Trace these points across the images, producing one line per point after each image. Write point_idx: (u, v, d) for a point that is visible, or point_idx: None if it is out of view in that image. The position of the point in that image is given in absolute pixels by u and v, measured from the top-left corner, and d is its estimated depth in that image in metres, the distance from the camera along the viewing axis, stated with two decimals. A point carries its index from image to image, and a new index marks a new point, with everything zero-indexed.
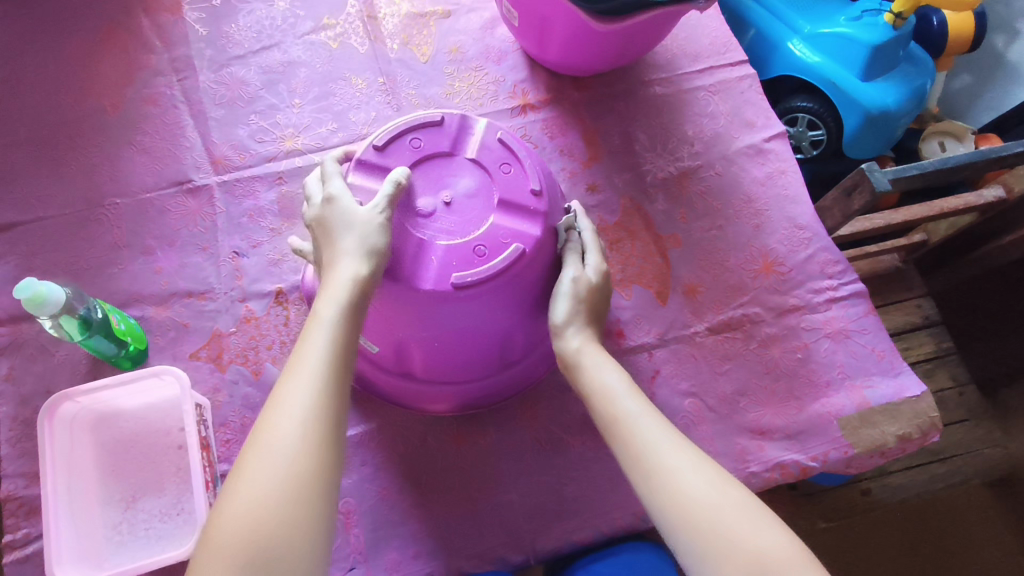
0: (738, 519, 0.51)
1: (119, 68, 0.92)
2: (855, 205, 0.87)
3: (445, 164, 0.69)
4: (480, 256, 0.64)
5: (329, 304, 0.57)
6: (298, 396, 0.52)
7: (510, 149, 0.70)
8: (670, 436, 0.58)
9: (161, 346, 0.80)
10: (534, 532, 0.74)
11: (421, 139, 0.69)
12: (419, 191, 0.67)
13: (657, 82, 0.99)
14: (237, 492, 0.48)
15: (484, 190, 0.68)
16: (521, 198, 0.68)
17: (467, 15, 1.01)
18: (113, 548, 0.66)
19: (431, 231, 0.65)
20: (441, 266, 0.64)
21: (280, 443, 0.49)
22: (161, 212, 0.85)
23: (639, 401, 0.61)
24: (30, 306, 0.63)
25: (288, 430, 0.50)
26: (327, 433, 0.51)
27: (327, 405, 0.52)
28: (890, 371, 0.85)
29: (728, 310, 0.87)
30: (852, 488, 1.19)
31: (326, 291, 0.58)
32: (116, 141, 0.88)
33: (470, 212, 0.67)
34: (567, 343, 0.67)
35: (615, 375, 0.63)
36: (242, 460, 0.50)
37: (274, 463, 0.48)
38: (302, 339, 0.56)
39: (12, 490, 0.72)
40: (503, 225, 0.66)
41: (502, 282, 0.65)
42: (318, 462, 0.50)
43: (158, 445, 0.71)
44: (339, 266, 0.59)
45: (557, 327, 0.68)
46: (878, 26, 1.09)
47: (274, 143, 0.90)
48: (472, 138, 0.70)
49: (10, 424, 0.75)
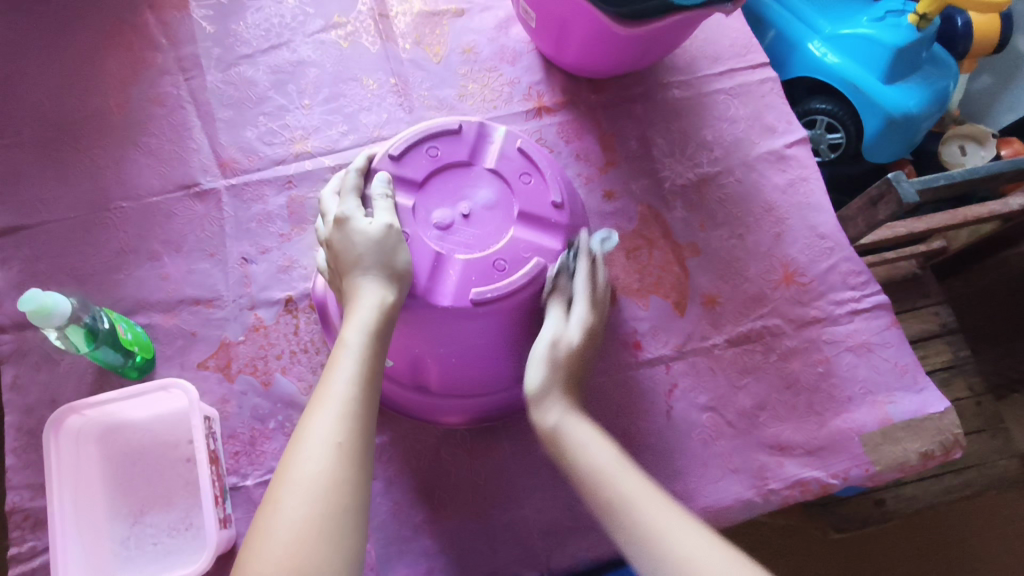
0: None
1: (123, 66, 0.90)
2: (881, 215, 0.85)
3: (463, 174, 0.67)
4: (501, 270, 0.63)
5: (356, 332, 0.56)
6: (327, 427, 0.51)
7: (530, 159, 0.68)
8: (676, 514, 0.53)
9: (168, 355, 0.78)
10: (549, 549, 0.72)
11: (439, 148, 0.68)
12: (436, 202, 0.66)
13: (676, 85, 0.97)
14: (269, 527, 0.47)
15: (503, 201, 0.67)
16: (542, 211, 0.67)
17: (482, 14, 0.98)
18: (121, 564, 0.65)
19: (450, 244, 0.64)
20: (460, 281, 0.63)
21: (311, 476, 0.49)
22: (168, 215, 0.83)
23: (632, 473, 0.56)
24: (35, 318, 0.61)
25: (318, 462, 0.49)
26: (358, 464, 0.51)
27: (356, 435, 0.52)
28: (913, 386, 0.83)
29: (747, 321, 0.85)
30: (866, 498, 1.11)
31: (350, 318, 0.57)
32: (121, 142, 0.86)
33: (490, 225, 0.65)
34: (544, 416, 0.61)
35: (597, 449, 0.58)
36: (273, 494, 0.49)
37: (305, 496, 0.48)
38: (329, 367, 0.56)
39: (17, 502, 0.70)
40: (524, 238, 0.65)
41: (523, 298, 0.64)
42: (349, 495, 0.49)
43: (167, 457, 0.69)
44: (362, 291, 0.58)
45: (533, 395, 0.62)
46: (901, 28, 1.06)
47: (284, 146, 0.88)
48: (491, 147, 0.69)
49: (15, 434, 0.73)
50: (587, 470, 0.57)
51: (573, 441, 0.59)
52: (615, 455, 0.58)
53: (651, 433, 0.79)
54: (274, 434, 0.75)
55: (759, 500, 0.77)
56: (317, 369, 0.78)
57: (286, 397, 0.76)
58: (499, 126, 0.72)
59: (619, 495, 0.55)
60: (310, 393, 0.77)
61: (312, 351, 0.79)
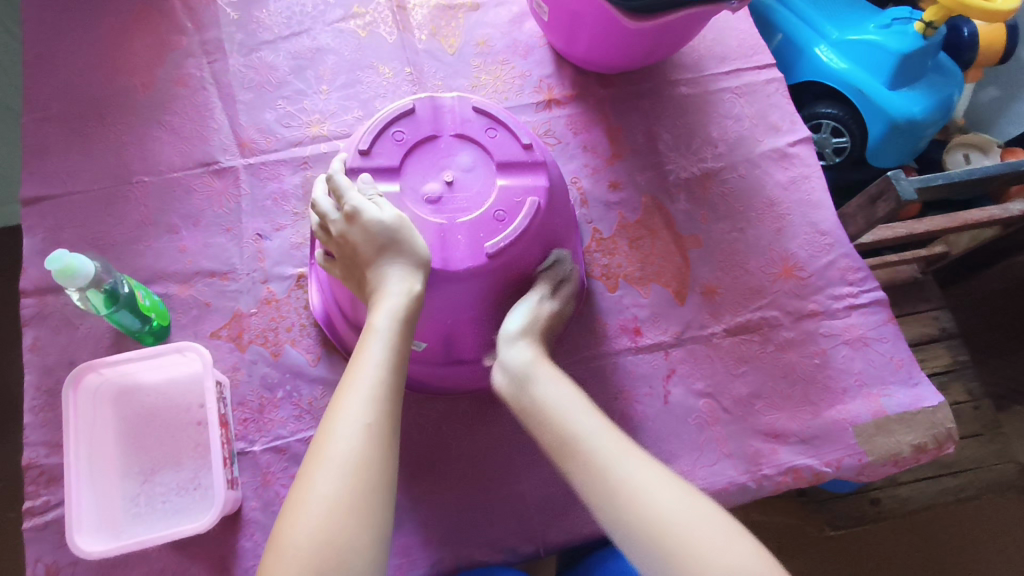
0: (713, 519, 0.51)
1: (150, 47, 0.93)
2: (880, 213, 0.87)
3: (434, 148, 0.70)
4: (503, 221, 0.67)
5: (383, 316, 0.59)
6: (358, 407, 0.54)
7: (487, 113, 0.71)
8: (637, 454, 0.55)
9: (183, 324, 0.81)
10: (544, 523, 0.74)
11: (403, 131, 0.70)
12: (421, 178, 0.69)
13: (683, 82, 0.99)
14: (305, 500, 0.51)
15: (481, 159, 0.70)
16: (517, 155, 0.70)
17: (496, 9, 1.01)
18: (130, 520, 0.67)
19: (448, 211, 0.67)
20: (469, 239, 0.66)
21: (344, 454, 0.52)
22: (187, 191, 0.86)
23: (597, 420, 0.58)
24: (61, 277, 0.64)
25: (351, 442, 0.52)
26: (387, 445, 0.54)
27: (385, 417, 0.54)
28: (907, 380, 0.84)
29: (746, 312, 0.87)
30: (862, 497, 1.14)
31: (379, 305, 0.60)
32: (145, 119, 0.89)
33: (476, 185, 0.68)
34: (517, 355, 0.64)
35: (557, 388, 0.60)
36: (308, 470, 0.52)
37: (338, 473, 0.51)
38: (359, 351, 0.58)
39: (33, 458, 0.73)
40: (511, 185, 0.69)
41: (526, 239, 0.68)
42: (379, 474, 0.52)
43: (179, 420, 0.72)
44: (389, 280, 0.61)
45: (507, 336, 0.65)
46: (908, 34, 1.09)
47: (301, 128, 0.91)
48: (448, 115, 0.71)
49: (34, 393, 0.76)
50: (548, 407, 0.59)
51: (543, 389, 0.61)
52: (572, 394, 0.60)
53: (647, 415, 0.81)
54: (281, 404, 0.77)
55: (752, 485, 0.79)
56: (325, 341, 0.81)
57: (294, 367, 0.79)
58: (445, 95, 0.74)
59: (580, 434, 0.56)
60: (317, 365, 0.79)
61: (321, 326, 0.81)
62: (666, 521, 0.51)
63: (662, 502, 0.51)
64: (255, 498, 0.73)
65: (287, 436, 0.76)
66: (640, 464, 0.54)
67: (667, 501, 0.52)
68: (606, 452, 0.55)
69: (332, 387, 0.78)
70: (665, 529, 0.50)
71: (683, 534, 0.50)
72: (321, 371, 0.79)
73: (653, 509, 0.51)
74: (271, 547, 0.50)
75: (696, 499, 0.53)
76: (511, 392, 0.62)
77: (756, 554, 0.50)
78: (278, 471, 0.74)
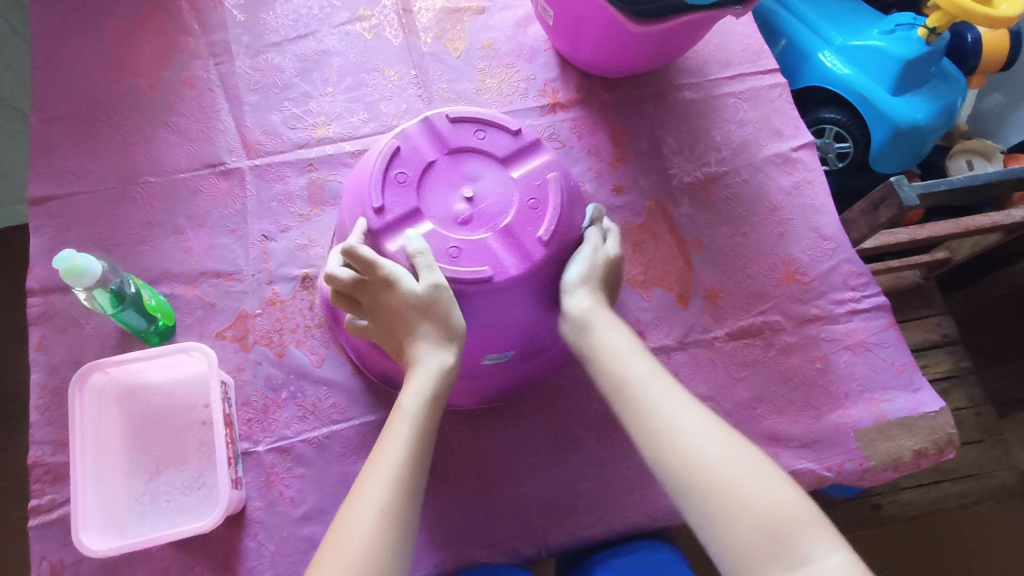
0: (752, 457, 0.54)
1: (157, 48, 0.93)
2: (882, 218, 0.87)
3: (439, 173, 0.69)
4: (539, 206, 0.68)
5: (413, 399, 0.59)
6: (380, 491, 0.54)
7: (469, 119, 0.72)
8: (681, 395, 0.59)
9: (188, 324, 0.81)
10: (546, 525, 0.75)
11: (402, 171, 0.69)
12: (446, 207, 0.68)
13: (687, 87, 1.00)
14: (355, 517, 0.53)
15: (486, 161, 0.70)
16: (514, 145, 0.71)
17: (502, 13, 1.01)
18: (135, 519, 0.68)
19: (488, 224, 0.67)
20: (521, 238, 0.67)
21: (395, 478, 0.55)
22: (193, 192, 0.87)
23: (646, 364, 0.61)
24: (68, 277, 0.64)
25: (402, 467, 0.55)
26: (426, 475, 0.57)
27: (428, 450, 0.58)
28: (908, 386, 0.85)
29: (749, 316, 0.88)
30: (863, 502, 1.17)
31: (421, 338, 0.62)
32: (152, 121, 0.90)
33: (497, 188, 0.69)
34: (577, 303, 0.66)
35: (616, 334, 0.64)
36: (357, 490, 0.55)
37: (391, 494, 0.54)
38: (386, 431, 0.59)
39: (39, 457, 0.73)
40: (527, 172, 0.70)
41: (566, 211, 0.70)
42: (396, 560, 0.52)
43: (183, 419, 0.72)
44: (426, 314, 0.63)
45: (569, 285, 0.67)
46: (911, 41, 1.09)
47: (307, 130, 0.91)
48: (432, 135, 0.71)
49: (39, 392, 0.76)
50: (605, 353, 0.63)
51: (601, 337, 0.64)
52: (628, 342, 0.63)
53: None
54: (286, 404, 0.78)
55: None
56: (330, 342, 0.81)
57: (299, 368, 0.79)
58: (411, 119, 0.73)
59: (632, 377, 0.60)
60: (321, 366, 0.80)
61: (326, 327, 0.82)
62: (699, 462, 0.54)
63: (693, 442, 0.55)
64: (259, 498, 0.74)
65: (291, 436, 0.76)
66: (683, 407, 0.57)
67: (701, 443, 0.55)
68: (653, 393, 0.59)
69: (336, 388, 0.79)
70: (697, 470, 0.54)
71: (713, 476, 0.53)
72: (325, 372, 0.79)
73: (683, 450, 0.55)
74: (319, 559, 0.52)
75: (731, 437, 0.55)
76: (576, 339, 0.65)
77: (796, 488, 0.53)
78: (282, 471, 0.75)
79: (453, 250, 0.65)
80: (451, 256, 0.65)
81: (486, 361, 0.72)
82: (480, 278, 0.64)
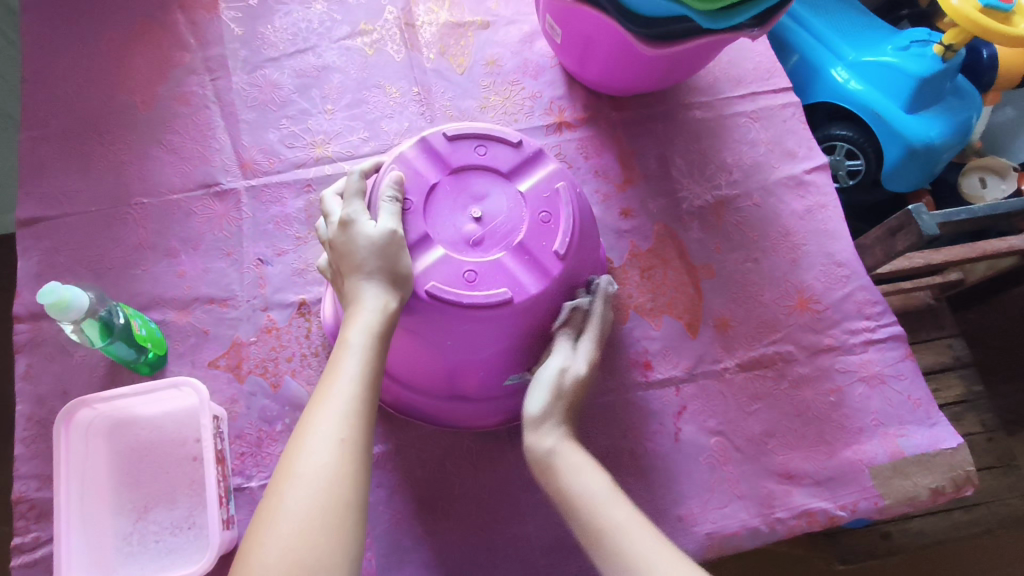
0: None
1: (151, 63, 0.91)
2: (900, 246, 0.84)
3: (445, 196, 0.66)
4: (552, 218, 0.66)
5: (358, 331, 0.56)
6: (330, 424, 0.52)
7: (467, 136, 0.68)
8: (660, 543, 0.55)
9: (180, 352, 0.78)
10: (550, 567, 0.72)
11: (408, 198, 0.65)
12: (454, 229, 0.65)
13: (697, 106, 0.97)
14: (271, 521, 0.48)
15: (491, 178, 0.68)
16: (517, 158, 0.69)
17: (507, 27, 0.98)
18: (123, 559, 0.65)
19: (499, 243, 0.65)
20: (537, 254, 0.64)
21: (314, 470, 0.49)
22: (187, 214, 0.84)
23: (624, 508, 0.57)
24: (53, 311, 0.62)
25: (321, 458, 0.50)
26: (362, 460, 0.51)
27: (360, 435, 0.52)
28: (925, 421, 0.82)
29: (760, 346, 0.85)
30: (873, 530, 1.11)
31: (354, 318, 0.57)
32: (145, 138, 0.87)
33: (505, 205, 0.67)
34: (540, 442, 0.62)
35: (594, 481, 0.59)
36: (276, 487, 0.50)
37: (308, 490, 0.49)
38: (331, 366, 0.56)
39: (23, 492, 0.70)
40: (534, 184, 0.67)
41: (578, 223, 0.67)
42: (352, 493, 0.49)
43: (174, 455, 0.69)
44: (364, 293, 0.58)
45: (530, 420, 0.63)
46: (926, 57, 1.06)
47: (305, 149, 0.88)
48: (432, 157, 0.67)
49: (25, 424, 0.74)
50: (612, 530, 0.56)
51: (568, 482, 0.59)
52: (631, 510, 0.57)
53: (658, 454, 0.79)
54: (281, 437, 0.75)
55: (765, 528, 0.76)
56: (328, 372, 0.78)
57: (294, 400, 0.77)
58: (406, 142, 0.69)
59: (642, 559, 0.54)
60: None
61: (323, 356, 0.79)
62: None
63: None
64: None
65: None
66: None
67: None
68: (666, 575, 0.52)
69: None
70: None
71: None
72: None
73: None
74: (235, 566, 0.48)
75: None
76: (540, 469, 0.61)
77: None
78: None
79: (468, 274, 0.63)
80: (467, 281, 0.62)
81: (508, 382, 0.71)
82: (498, 301, 0.62)
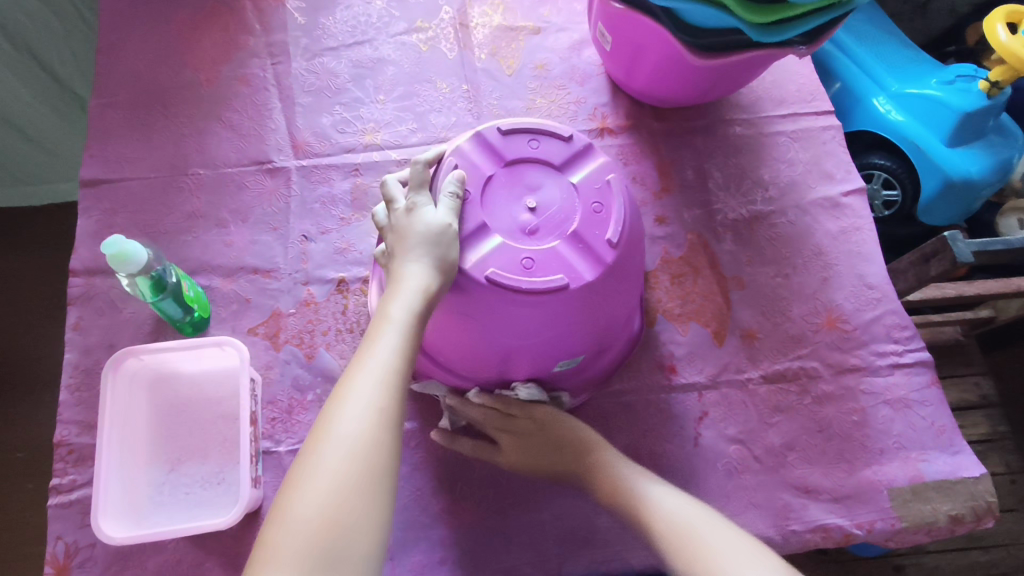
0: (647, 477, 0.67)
1: (217, 44, 0.95)
2: (933, 271, 0.84)
3: (502, 189, 0.69)
4: (604, 209, 0.69)
5: (401, 308, 0.58)
6: (368, 392, 0.53)
7: (521, 130, 0.71)
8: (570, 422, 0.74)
9: (222, 317, 0.82)
10: (562, 556, 0.73)
11: (467, 189, 0.68)
12: (511, 219, 0.67)
13: (739, 122, 0.98)
14: (307, 477, 0.50)
15: (544, 170, 0.70)
16: (569, 151, 0.71)
17: (558, 34, 1.01)
18: (153, 508, 0.68)
19: (554, 231, 0.67)
20: (590, 243, 0.67)
21: (351, 434, 0.51)
22: (239, 187, 0.88)
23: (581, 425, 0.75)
24: (114, 262, 0.66)
25: (358, 422, 0.52)
26: (394, 430, 0.53)
27: (395, 404, 0.54)
28: (948, 448, 0.81)
29: (785, 360, 0.85)
30: (885, 562, 1.13)
31: (395, 293, 0.59)
32: (206, 114, 0.91)
33: (558, 198, 0.69)
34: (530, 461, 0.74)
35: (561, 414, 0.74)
36: (313, 444, 0.51)
37: (345, 450, 0.50)
38: (370, 337, 0.57)
39: (64, 436, 0.74)
40: (585, 176, 0.70)
41: (627, 212, 0.70)
42: (386, 461, 0.51)
43: (209, 413, 0.73)
44: (409, 274, 0.60)
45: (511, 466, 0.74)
46: (971, 93, 1.07)
47: (355, 135, 0.92)
48: (489, 151, 0.70)
49: (72, 371, 0.77)
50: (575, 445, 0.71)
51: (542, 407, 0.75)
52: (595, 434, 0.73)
53: (677, 456, 0.80)
54: (311, 406, 0.78)
55: (779, 539, 0.77)
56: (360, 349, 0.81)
57: (326, 371, 0.79)
58: (462, 136, 0.72)
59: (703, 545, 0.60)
60: None
61: (357, 332, 0.81)
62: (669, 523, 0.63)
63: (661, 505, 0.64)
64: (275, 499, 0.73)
65: None
66: (657, 488, 0.66)
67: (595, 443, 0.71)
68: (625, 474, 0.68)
69: None
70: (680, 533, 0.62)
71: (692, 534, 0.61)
72: None
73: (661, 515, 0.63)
74: (271, 514, 0.50)
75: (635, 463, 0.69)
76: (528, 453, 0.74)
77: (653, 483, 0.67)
78: None
79: (526, 262, 0.65)
80: (525, 268, 0.64)
81: (557, 368, 0.73)
82: (555, 288, 0.64)
